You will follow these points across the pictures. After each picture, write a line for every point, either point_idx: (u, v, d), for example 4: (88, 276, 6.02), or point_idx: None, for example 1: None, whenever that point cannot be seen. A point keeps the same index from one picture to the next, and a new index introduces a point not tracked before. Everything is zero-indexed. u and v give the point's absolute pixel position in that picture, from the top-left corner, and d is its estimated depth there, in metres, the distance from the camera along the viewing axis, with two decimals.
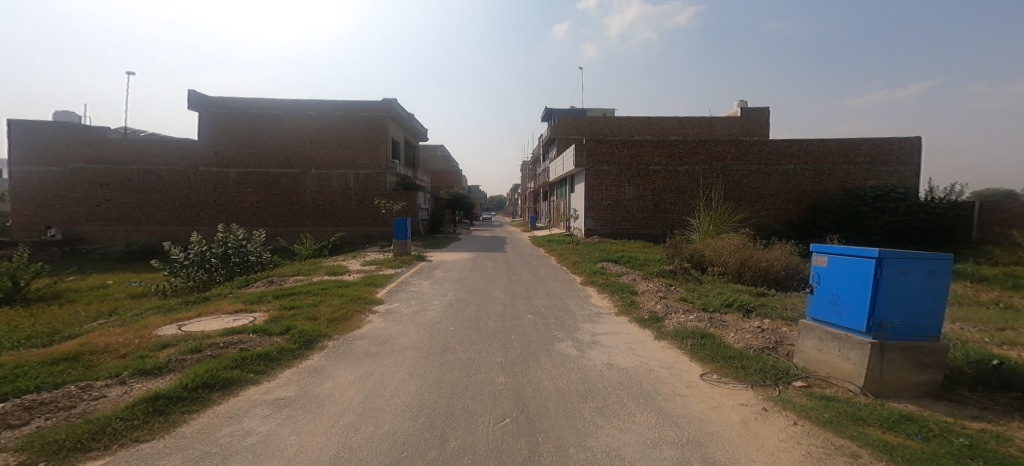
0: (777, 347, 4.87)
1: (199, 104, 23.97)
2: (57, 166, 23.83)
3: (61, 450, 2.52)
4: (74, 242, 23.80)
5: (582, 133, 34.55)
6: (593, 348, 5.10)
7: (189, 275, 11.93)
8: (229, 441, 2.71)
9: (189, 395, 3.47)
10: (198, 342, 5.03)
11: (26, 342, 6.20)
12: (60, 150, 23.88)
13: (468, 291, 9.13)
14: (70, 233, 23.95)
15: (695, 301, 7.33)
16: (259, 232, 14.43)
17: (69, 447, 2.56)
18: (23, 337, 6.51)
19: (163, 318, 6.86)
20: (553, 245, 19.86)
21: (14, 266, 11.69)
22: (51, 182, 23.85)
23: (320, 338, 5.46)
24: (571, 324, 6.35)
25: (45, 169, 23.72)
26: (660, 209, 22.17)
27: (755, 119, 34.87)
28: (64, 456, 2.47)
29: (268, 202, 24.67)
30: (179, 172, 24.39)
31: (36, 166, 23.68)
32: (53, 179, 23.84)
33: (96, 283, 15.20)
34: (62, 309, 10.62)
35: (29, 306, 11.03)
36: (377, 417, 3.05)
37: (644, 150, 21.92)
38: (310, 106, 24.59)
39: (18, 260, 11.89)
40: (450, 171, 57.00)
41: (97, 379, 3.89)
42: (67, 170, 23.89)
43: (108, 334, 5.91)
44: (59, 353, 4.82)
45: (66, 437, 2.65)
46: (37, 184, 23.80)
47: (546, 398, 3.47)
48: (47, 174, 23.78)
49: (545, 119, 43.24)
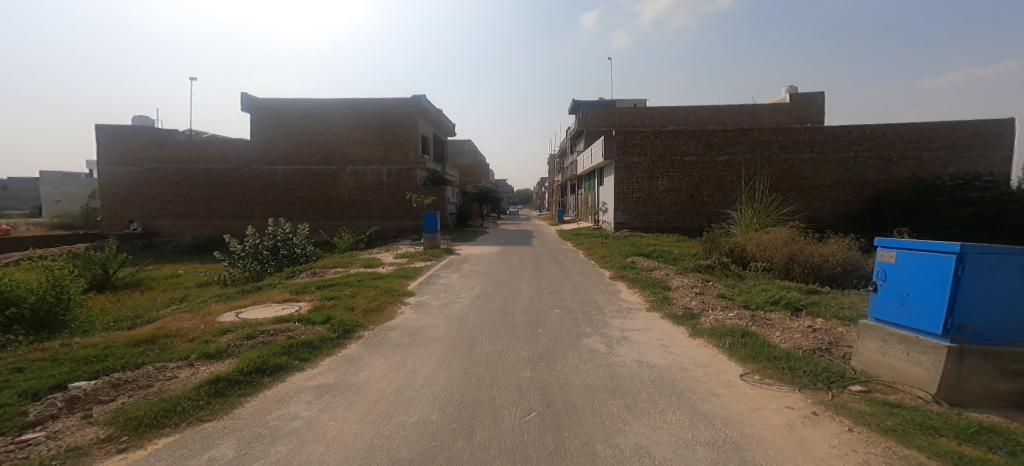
0: (831, 348, 4.55)
1: (251, 107, 25.50)
2: (134, 166, 26.32)
3: (140, 426, 2.82)
4: (152, 236, 26.28)
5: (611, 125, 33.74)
6: (622, 345, 4.98)
7: (245, 266, 12.92)
8: (277, 425, 2.91)
9: (245, 379, 3.76)
10: (252, 328, 5.42)
11: (114, 325, 6.96)
12: (137, 151, 26.31)
13: (494, 284, 9.16)
14: (147, 226, 26.42)
15: (735, 298, 6.99)
16: (303, 225, 15.20)
17: (147, 423, 2.86)
18: (113, 321, 7.33)
19: (224, 306, 7.46)
20: (581, 238, 19.50)
21: (106, 255, 13.09)
22: (131, 181, 26.40)
23: (357, 328, 5.71)
24: (599, 319, 6.24)
25: (125, 169, 26.30)
26: (697, 202, 21.22)
27: (806, 105, 32.64)
28: (142, 432, 2.76)
29: (310, 197, 26.03)
30: (235, 170, 26.21)
31: (118, 167, 26.27)
32: (133, 179, 26.38)
33: (169, 272, 16.75)
34: (142, 295, 11.77)
35: (117, 293, 12.35)
36: (408, 406, 3.16)
37: (679, 141, 21.01)
38: (345, 104, 25.48)
39: (108, 250, 13.23)
40: (478, 166, 57.82)
41: (170, 361, 4.28)
42: (144, 170, 26.33)
43: (179, 319, 6.50)
44: (139, 335, 5.37)
45: (144, 414, 2.96)
46: (119, 183, 26.38)
47: (573, 394, 3.44)
48: (128, 174, 26.35)
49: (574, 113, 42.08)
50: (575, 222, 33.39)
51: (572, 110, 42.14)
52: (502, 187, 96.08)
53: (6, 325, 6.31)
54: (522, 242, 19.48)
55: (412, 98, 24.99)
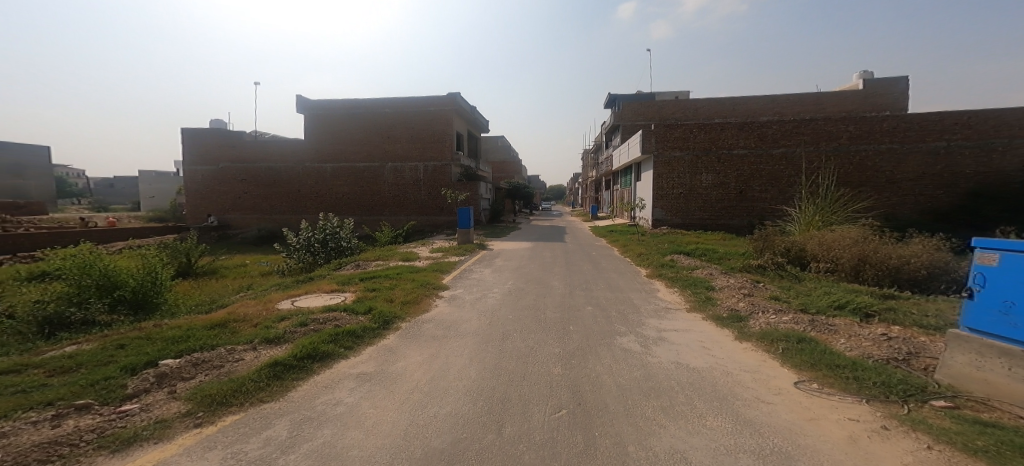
0: (911, 359, 4.13)
1: (305, 108, 27.12)
2: (211, 165, 28.94)
3: (213, 404, 3.15)
4: (226, 228, 28.72)
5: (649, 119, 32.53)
6: (659, 345, 4.82)
7: (300, 258, 13.84)
8: (324, 409, 3.11)
9: (299, 364, 4.04)
10: (305, 316, 5.82)
11: (193, 309, 7.74)
12: (213, 152, 28.89)
13: (526, 280, 9.17)
14: (222, 220, 28.91)
15: (790, 301, 6.55)
16: (349, 220, 15.98)
17: (218, 402, 3.18)
18: (193, 304, 8.16)
19: (282, 294, 8.06)
20: (615, 235, 19.00)
21: (189, 245, 14.51)
22: (207, 178, 29.02)
23: (396, 319, 5.95)
24: (634, 318, 6.07)
25: (203, 168, 29.00)
26: (746, 197, 20.00)
27: (881, 92, 29.73)
28: (214, 409, 3.08)
29: (355, 193, 27.29)
30: (292, 168, 28.02)
31: (198, 166, 29.03)
32: (209, 177, 29.00)
33: (239, 261, 18.32)
34: (217, 282, 12.97)
35: (198, 279, 13.73)
36: (441, 398, 3.25)
37: (727, 134, 19.83)
38: (386, 104, 26.43)
39: (190, 241, 14.65)
40: (509, 162, 57.91)
41: (238, 344, 4.69)
42: (219, 169, 28.86)
43: (245, 306, 7.11)
44: (215, 319, 5.94)
45: (217, 393, 3.29)
46: (198, 180, 29.10)
47: (605, 393, 3.38)
48: (205, 173, 29.02)
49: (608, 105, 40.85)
50: (610, 218, 32.62)
51: (607, 104, 40.97)
52: (535, 183, 95.70)
53: (111, 305, 7.16)
54: (555, 238, 19.31)
55: (447, 96, 25.54)
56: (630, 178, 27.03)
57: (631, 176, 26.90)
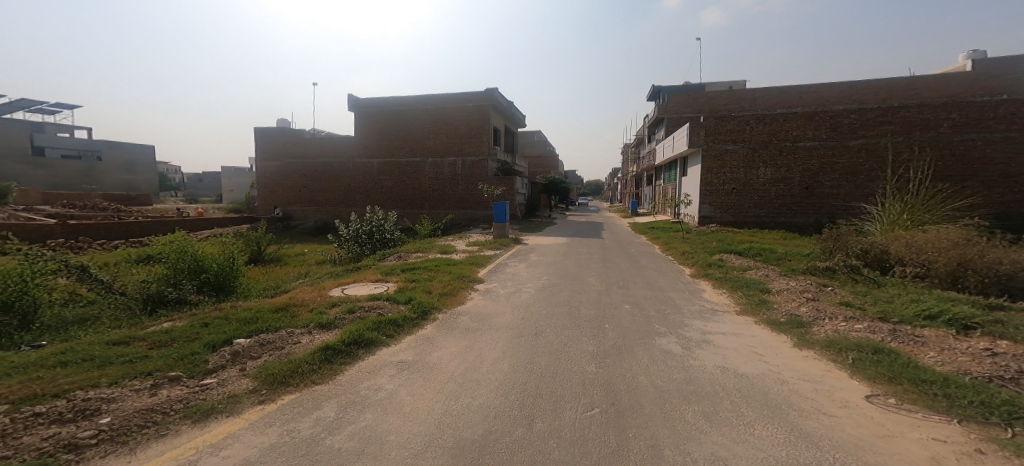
0: (1015, 377, 3.64)
1: (354, 107, 28.45)
2: (276, 162, 31.21)
3: (274, 383, 3.42)
4: (290, 220, 30.90)
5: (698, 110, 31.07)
6: (703, 348, 4.61)
7: (349, 248, 14.62)
8: (366, 393, 3.29)
9: (346, 349, 4.28)
10: (353, 304, 6.15)
11: (258, 293, 8.42)
12: (277, 149, 31.11)
13: (561, 276, 9.10)
14: (287, 212, 31.08)
15: (867, 308, 6.00)
16: (392, 213, 16.63)
17: (278, 381, 3.45)
18: (260, 289, 8.86)
19: (333, 282, 8.57)
20: (657, 232, 18.35)
21: (259, 235, 15.81)
22: (272, 174, 31.32)
23: (434, 310, 6.14)
24: (676, 319, 5.84)
25: (269, 164, 31.32)
26: (813, 193, 18.50)
27: (991, 78, 26.17)
28: (274, 388, 3.35)
29: (398, 187, 28.29)
30: (344, 163, 29.53)
31: (265, 163, 31.43)
32: (273, 173, 31.29)
33: (298, 250, 19.70)
34: (280, 269, 14.02)
35: (266, 265, 14.95)
36: (475, 389, 3.32)
37: (792, 124, 18.42)
38: (426, 100, 27.07)
39: (260, 232, 15.96)
40: (548, 157, 57.39)
41: (296, 327, 5.06)
42: (283, 165, 31.05)
43: (302, 292, 7.62)
44: (278, 303, 6.45)
45: (278, 373, 3.58)
46: (266, 176, 31.48)
47: (642, 394, 3.29)
48: (271, 169, 31.33)
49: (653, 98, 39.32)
50: (651, 214, 31.48)
51: (651, 96, 39.40)
52: (573, 178, 94.47)
53: (196, 286, 7.89)
54: (593, 234, 18.96)
55: (484, 91, 25.79)
56: (676, 174, 25.84)
57: (676, 170, 25.69)
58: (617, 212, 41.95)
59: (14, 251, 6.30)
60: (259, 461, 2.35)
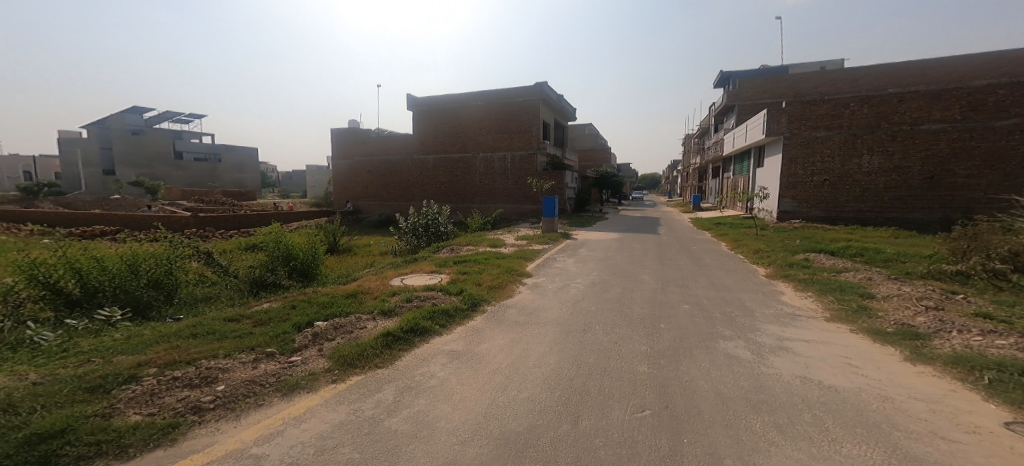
0: None
1: (412, 106, 29.63)
2: (346, 160, 33.51)
3: (346, 364, 3.72)
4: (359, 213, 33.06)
5: (776, 95, 28.50)
6: (779, 356, 4.23)
7: (407, 241, 15.37)
8: (420, 380, 3.45)
9: (405, 336, 4.53)
10: (410, 293, 6.48)
11: (334, 279, 9.14)
12: (348, 148, 33.37)
13: (612, 272, 8.84)
14: (356, 206, 33.24)
15: (1012, 322, 5.09)
16: (445, 208, 17.20)
17: (349, 363, 3.74)
18: (336, 276, 9.60)
19: (393, 272, 9.06)
20: (725, 228, 17.20)
21: (333, 228, 17.14)
22: (343, 171, 33.63)
23: (484, 302, 6.28)
24: (746, 322, 5.42)
25: (341, 162, 33.69)
26: (932, 184, 16.30)
27: None
28: (345, 369, 3.64)
29: (451, 182, 29.14)
30: (404, 160, 30.96)
31: (338, 161, 33.88)
32: (344, 170, 33.60)
33: (364, 241, 21.09)
34: (349, 259, 15.09)
35: (340, 255, 16.21)
36: (521, 382, 3.35)
37: (909, 106, 16.26)
38: (477, 97, 27.54)
39: (333, 224, 17.29)
40: (601, 149, 55.97)
41: (364, 313, 5.43)
42: (353, 162, 33.25)
43: (369, 280, 8.14)
44: (348, 290, 6.94)
45: (348, 354, 3.88)
46: (337, 173, 33.91)
47: (701, 399, 3.13)
48: (342, 166, 33.68)
49: (721, 84, 36.67)
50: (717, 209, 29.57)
51: (718, 83, 36.82)
52: (626, 171, 91.24)
53: (288, 272, 8.65)
54: (648, 229, 18.21)
55: (534, 86, 25.70)
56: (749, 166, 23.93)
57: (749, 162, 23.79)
58: (676, 207, 39.90)
59: (163, 239, 7.46)
60: (330, 436, 2.57)
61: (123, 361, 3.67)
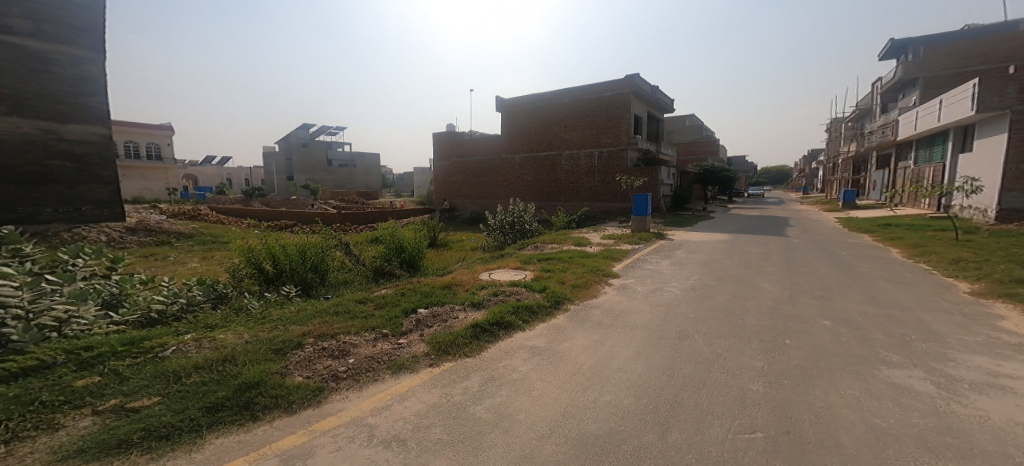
0: None
1: (501, 107, 30.53)
2: (442, 161, 35.90)
3: (443, 351, 4.00)
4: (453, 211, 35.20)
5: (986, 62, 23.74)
6: (978, 395, 3.33)
7: (495, 237, 15.95)
8: (504, 372, 3.57)
9: (492, 329, 4.71)
10: (497, 288, 6.71)
11: (435, 270, 9.88)
12: (443, 150, 35.69)
13: (716, 277, 8.03)
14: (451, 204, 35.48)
15: None
16: (529, 207, 17.45)
17: (445, 350, 4.02)
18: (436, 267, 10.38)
19: (481, 267, 9.47)
20: (891, 231, 14.42)
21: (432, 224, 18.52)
22: (439, 172, 36.08)
23: (567, 300, 6.23)
24: (927, 349, 4.38)
25: (438, 164, 36.17)
26: None
27: None
28: (442, 356, 3.92)
29: (538, 180, 29.40)
30: (492, 160, 32.10)
31: (434, 163, 36.42)
32: (440, 171, 36.02)
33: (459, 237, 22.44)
34: (445, 253, 16.16)
35: (442, 249, 17.46)
36: (603, 385, 3.25)
37: None
38: (565, 94, 27.24)
39: (431, 221, 18.69)
40: (704, 142, 51.28)
41: (456, 304, 5.78)
42: (447, 164, 35.47)
43: (461, 273, 8.63)
44: (441, 282, 7.42)
45: (444, 342, 4.17)
46: (434, 174, 36.45)
47: (830, 428, 2.70)
48: (438, 168, 36.16)
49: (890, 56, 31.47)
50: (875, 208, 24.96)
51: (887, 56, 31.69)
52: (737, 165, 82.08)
53: (400, 263, 9.57)
54: (762, 230, 16.19)
55: (624, 79, 24.57)
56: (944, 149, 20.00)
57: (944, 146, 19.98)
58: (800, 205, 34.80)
59: (320, 231, 8.88)
60: (426, 417, 2.79)
61: (294, 330, 4.43)
